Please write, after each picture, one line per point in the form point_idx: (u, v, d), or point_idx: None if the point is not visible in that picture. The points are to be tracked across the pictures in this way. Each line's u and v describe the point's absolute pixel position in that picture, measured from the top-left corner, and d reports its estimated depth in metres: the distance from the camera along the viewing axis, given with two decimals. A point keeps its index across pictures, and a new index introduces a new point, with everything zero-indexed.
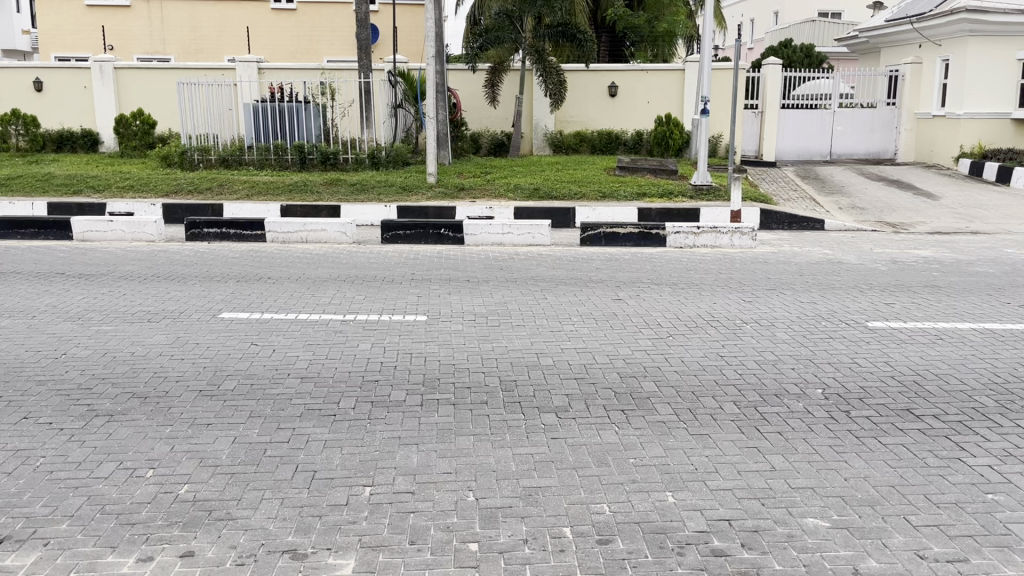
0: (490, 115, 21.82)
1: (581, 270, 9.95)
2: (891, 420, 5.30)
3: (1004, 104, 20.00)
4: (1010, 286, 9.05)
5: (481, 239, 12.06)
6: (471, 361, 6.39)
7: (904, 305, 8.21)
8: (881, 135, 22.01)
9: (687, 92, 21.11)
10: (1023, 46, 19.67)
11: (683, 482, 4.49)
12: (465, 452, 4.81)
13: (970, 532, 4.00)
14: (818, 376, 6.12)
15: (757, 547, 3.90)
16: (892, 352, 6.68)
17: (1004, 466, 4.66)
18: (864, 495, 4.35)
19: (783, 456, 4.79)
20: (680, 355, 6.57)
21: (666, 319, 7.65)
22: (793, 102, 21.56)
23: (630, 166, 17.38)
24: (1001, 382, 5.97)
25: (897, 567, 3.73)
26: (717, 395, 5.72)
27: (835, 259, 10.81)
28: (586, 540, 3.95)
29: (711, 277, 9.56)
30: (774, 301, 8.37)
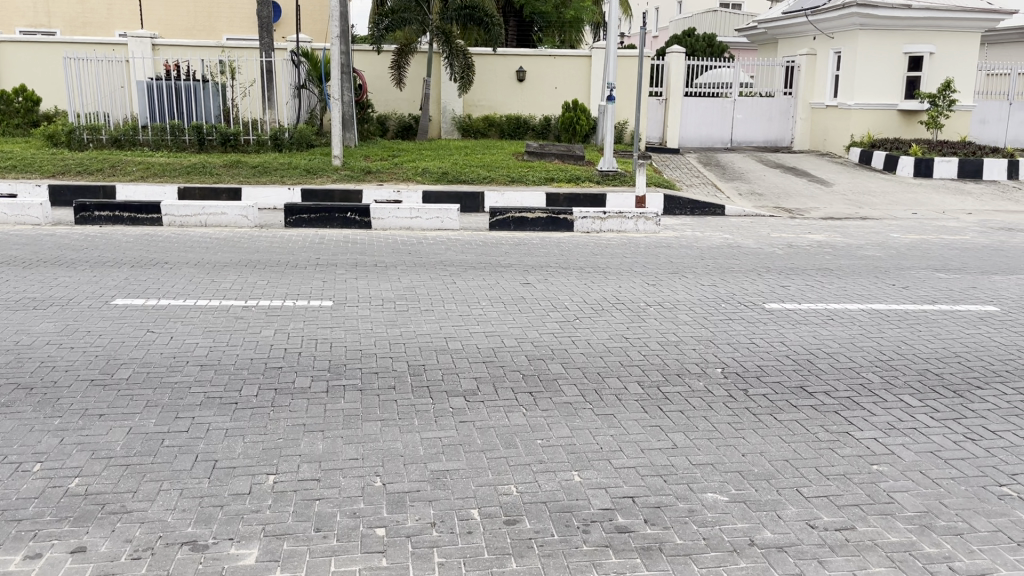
0: (398, 97, 21.55)
1: (489, 254, 9.97)
2: (785, 397, 5.52)
3: (891, 96, 20.98)
4: (896, 269, 9.53)
5: (388, 223, 11.93)
6: (379, 347, 6.32)
7: (798, 288, 8.53)
8: (778, 123, 22.81)
9: (593, 78, 21.34)
10: (909, 40, 20.64)
11: (588, 461, 4.57)
12: (372, 437, 4.77)
13: (857, 501, 4.21)
14: (718, 356, 6.32)
15: (659, 522, 4.00)
16: (787, 332, 6.96)
17: (888, 439, 4.92)
18: (760, 470, 4.52)
19: (684, 433, 4.93)
20: (586, 337, 6.67)
21: (573, 303, 7.74)
22: (696, 90, 22.06)
23: (539, 152, 17.50)
24: (886, 360, 6.30)
25: (789, 537, 3.89)
26: (622, 375, 5.84)
27: (735, 243, 11.14)
28: (493, 521, 3.97)
29: (616, 261, 9.73)
30: (677, 284, 8.57)
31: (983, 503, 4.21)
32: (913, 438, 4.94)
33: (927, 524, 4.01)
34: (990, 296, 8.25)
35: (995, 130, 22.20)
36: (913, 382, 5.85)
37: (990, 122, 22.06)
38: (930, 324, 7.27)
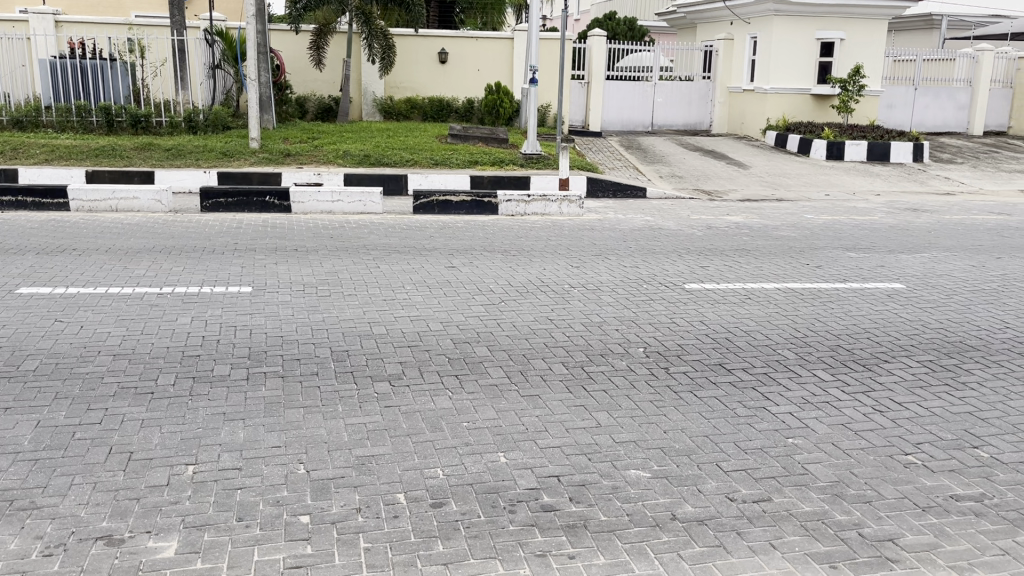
0: (317, 78, 21.13)
1: (413, 238, 9.89)
2: (705, 375, 5.66)
3: (805, 80, 21.60)
4: (810, 248, 9.84)
5: (309, 207, 11.72)
6: (300, 333, 6.21)
7: (717, 268, 8.73)
8: (697, 107, 23.23)
9: (516, 61, 21.30)
10: (821, 26, 21.27)
11: (514, 442, 4.60)
12: (296, 425, 4.69)
13: (773, 474, 4.35)
14: (640, 335, 6.43)
15: (583, 500, 4.06)
16: (707, 312, 7.12)
17: (803, 413, 5.09)
18: (681, 446, 4.62)
19: (608, 412, 5.00)
20: (511, 320, 6.69)
21: (498, 286, 7.75)
22: (617, 73, 22.27)
23: (463, 134, 17.43)
24: (800, 336, 6.51)
25: (709, 510, 4.00)
26: (547, 356, 5.89)
27: (656, 225, 11.32)
28: (419, 505, 3.97)
29: (540, 244, 9.77)
30: (600, 266, 8.66)
31: (891, 471, 4.40)
32: (825, 411, 5.13)
33: (838, 494, 4.17)
34: (897, 274, 8.59)
35: (902, 114, 23.00)
36: (825, 357, 6.07)
37: (898, 107, 22.83)
38: (841, 301, 7.54)
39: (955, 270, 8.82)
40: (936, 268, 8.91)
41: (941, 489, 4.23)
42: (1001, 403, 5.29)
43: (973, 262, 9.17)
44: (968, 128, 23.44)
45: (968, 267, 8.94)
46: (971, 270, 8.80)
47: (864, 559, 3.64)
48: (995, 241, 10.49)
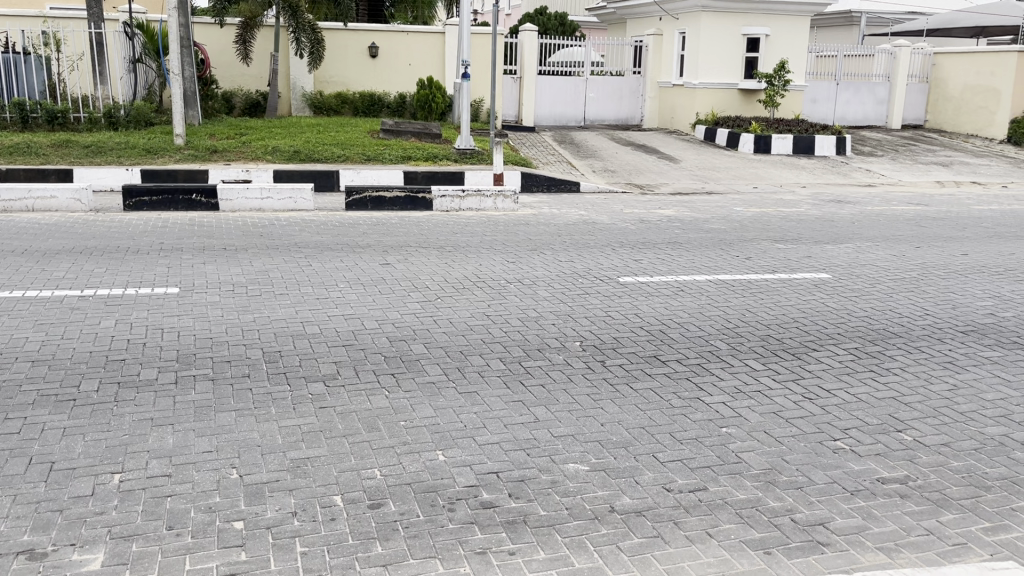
0: (244, 72, 20.67)
1: (346, 235, 9.75)
2: (640, 367, 5.72)
3: (732, 75, 22.02)
4: (739, 240, 10.04)
5: (237, 205, 11.47)
6: (231, 334, 6.06)
7: (650, 261, 8.83)
8: (629, 102, 23.47)
9: (447, 56, 21.18)
10: (747, 22, 21.72)
11: (452, 439, 4.57)
12: (227, 429, 4.57)
13: (708, 463, 4.42)
14: (576, 329, 6.47)
15: (523, 496, 4.06)
16: (641, 304, 7.20)
17: (736, 402, 5.19)
18: (619, 438, 4.66)
19: (545, 407, 5.01)
20: (447, 316, 6.65)
21: (434, 282, 7.70)
22: (549, 68, 22.36)
23: (395, 129, 17.27)
24: (732, 327, 6.63)
25: (647, 501, 4.04)
26: (484, 353, 5.87)
27: (590, 219, 11.40)
28: (356, 506, 3.91)
29: (476, 239, 9.73)
30: (536, 261, 8.69)
31: (821, 457, 4.52)
32: (757, 400, 5.23)
33: (771, 481, 4.26)
34: (823, 264, 8.82)
35: (825, 108, 23.63)
36: (756, 347, 6.20)
37: (821, 101, 23.44)
38: (771, 292, 7.71)
39: (877, 260, 9.09)
40: (859, 258, 9.17)
41: (868, 473, 4.36)
42: (923, 387, 5.48)
43: (895, 252, 9.47)
44: (888, 122, 24.23)
45: (889, 257, 9.23)
46: (892, 259, 9.09)
47: (797, 544, 3.72)
48: (914, 231, 10.86)
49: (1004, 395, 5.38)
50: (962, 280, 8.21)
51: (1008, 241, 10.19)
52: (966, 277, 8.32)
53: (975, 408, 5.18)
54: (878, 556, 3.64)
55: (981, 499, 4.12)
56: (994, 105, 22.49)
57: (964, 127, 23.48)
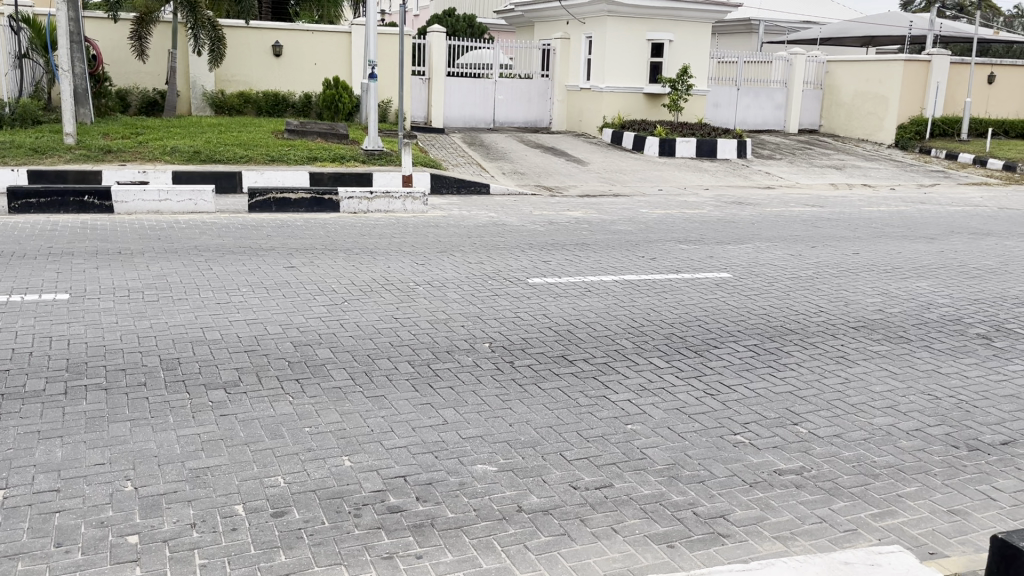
0: (140, 69, 19.94)
1: (249, 238, 9.52)
2: (548, 366, 5.78)
3: (637, 80, 22.48)
4: (644, 241, 10.25)
5: (133, 207, 11.06)
6: (125, 341, 5.82)
7: (558, 262, 8.94)
8: (537, 104, 23.70)
9: (354, 56, 20.92)
10: (651, 28, 22.22)
11: (359, 444, 4.51)
12: (121, 440, 4.40)
13: (613, 460, 4.50)
14: (485, 330, 6.48)
15: (431, 498, 4.04)
16: (549, 305, 7.27)
17: (641, 399, 5.29)
18: (526, 438, 4.69)
19: (454, 409, 5.00)
20: (354, 319, 6.56)
21: (340, 285, 7.58)
22: (458, 70, 22.37)
23: (300, 130, 16.96)
24: (637, 326, 6.76)
25: (554, 500, 4.08)
26: (392, 356, 5.82)
27: (499, 221, 11.44)
28: (259, 515, 3.82)
29: (385, 241, 9.65)
30: (445, 263, 8.67)
31: (721, 451, 4.65)
32: (661, 397, 5.35)
33: (674, 475, 4.36)
34: (724, 264, 9.11)
35: (727, 113, 24.38)
36: (660, 345, 6.34)
37: (722, 106, 24.17)
38: (674, 291, 7.91)
39: (775, 259, 9.44)
40: (757, 257, 9.50)
41: (766, 465, 4.51)
42: (816, 381, 5.72)
43: (791, 251, 9.85)
44: (785, 126, 25.16)
45: (786, 256, 9.58)
46: (789, 259, 9.44)
47: (699, 536, 3.82)
48: (809, 231, 11.31)
49: (890, 386, 5.66)
50: (853, 278, 8.59)
51: (895, 240, 10.72)
52: (857, 276, 8.70)
53: (865, 400, 5.42)
54: (776, 544, 3.77)
55: (870, 487, 4.32)
56: (882, 111, 23.61)
57: (854, 132, 24.57)
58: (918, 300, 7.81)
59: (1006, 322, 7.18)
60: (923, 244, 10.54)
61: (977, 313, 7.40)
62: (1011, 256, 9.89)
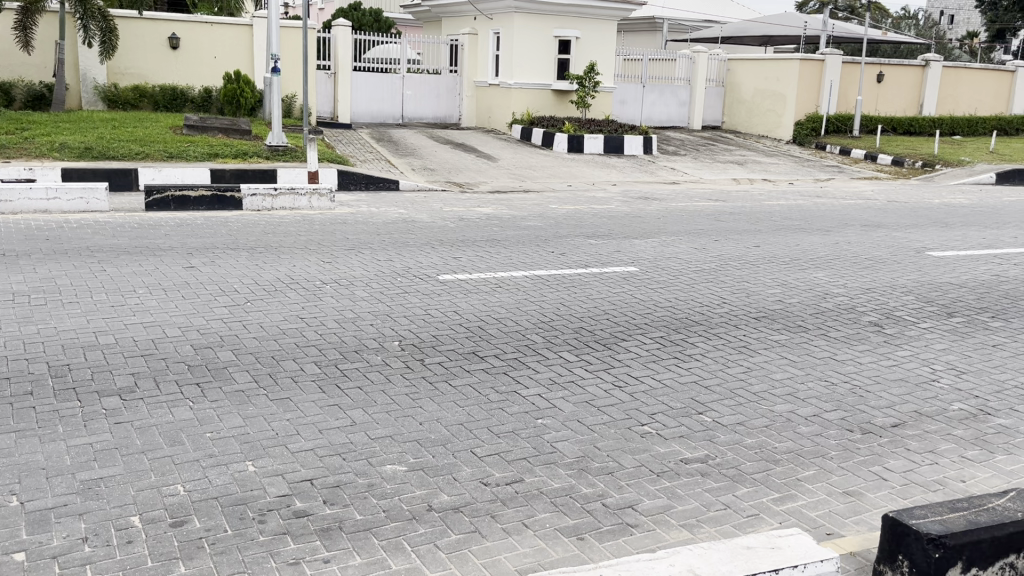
0: (25, 62, 18.95)
1: (147, 237, 9.15)
2: (458, 363, 5.75)
3: (545, 76, 22.64)
4: (554, 237, 10.32)
5: (18, 205, 10.50)
6: (10, 349, 5.51)
7: (468, 258, 8.91)
8: (446, 100, 23.63)
9: (255, 50, 20.36)
10: (558, 25, 22.41)
11: (263, 449, 4.39)
12: (5, 453, 4.16)
13: (524, 455, 4.50)
14: (394, 328, 6.40)
15: (338, 501, 3.96)
16: (460, 301, 7.23)
17: (550, 393, 5.32)
18: (437, 436, 4.65)
19: (363, 409, 4.92)
20: (257, 321, 6.39)
21: (243, 286, 7.35)
22: (364, 65, 22.08)
23: (200, 125, 16.42)
24: (547, 321, 6.80)
25: (465, 497, 4.06)
26: (298, 357, 5.68)
27: (409, 218, 11.33)
28: (157, 525, 3.67)
29: (290, 239, 9.43)
30: (352, 261, 8.52)
31: (629, 442, 4.72)
32: (570, 391, 5.39)
33: (584, 468, 4.40)
34: (631, 258, 9.26)
35: (633, 110, 24.81)
36: (570, 339, 6.39)
37: (629, 103, 24.59)
38: (583, 285, 8.00)
39: (680, 252, 9.64)
40: (663, 251, 9.69)
41: (672, 455, 4.60)
42: (720, 370, 5.87)
43: (696, 245, 10.09)
44: (689, 123, 25.77)
45: (691, 250, 9.80)
46: (693, 252, 9.67)
47: (608, 528, 3.86)
48: (712, 225, 11.61)
49: (790, 373, 5.87)
50: (754, 270, 8.85)
51: (794, 233, 11.10)
52: (757, 268, 8.96)
53: (766, 387, 5.60)
54: (682, 532, 3.84)
55: (772, 472, 4.46)
56: (781, 108, 24.37)
57: (755, 128, 25.27)
58: (814, 290, 8.10)
59: (895, 310, 7.53)
60: (819, 236, 10.94)
61: (870, 302, 7.73)
62: (900, 247, 10.38)
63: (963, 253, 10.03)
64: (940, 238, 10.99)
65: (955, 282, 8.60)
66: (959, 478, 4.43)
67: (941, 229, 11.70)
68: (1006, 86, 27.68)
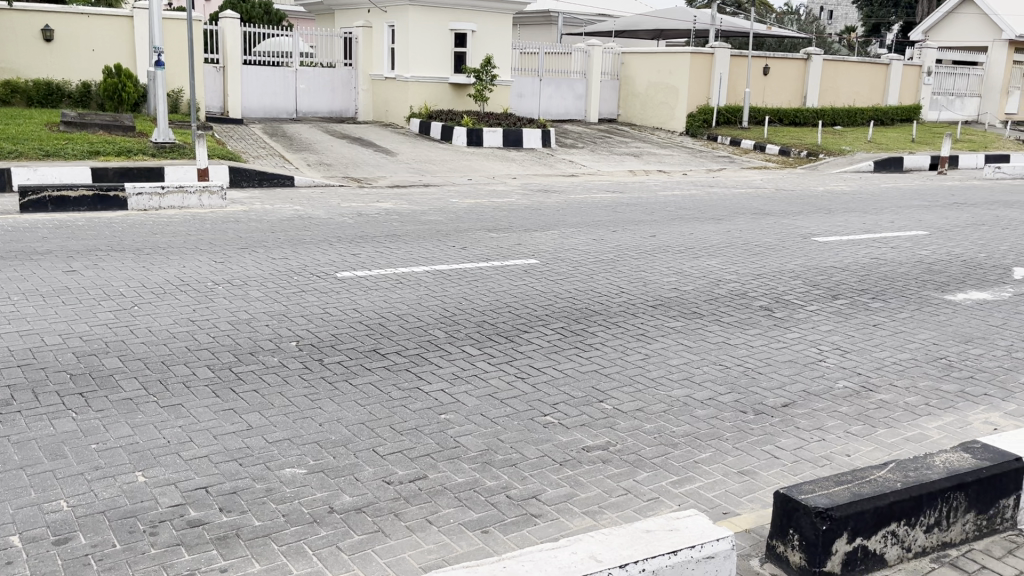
0: None
1: (22, 241, 8.65)
2: (359, 362, 5.65)
3: (442, 70, 22.51)
4: (455, 231, 10.29)
5: None
6: None
7: (368, 255, 8.79)
8: (342, 94, 23.28)
9: (137, 43, 19.48)
10: (454, 18, 22.32)
11: (154, 458, 4.21)
12: None
13: (428, 451, 4.47)
14: (291, 329, 6.24)
15: (235, 508, 3.84)
16: (359, 299, 7.12)
17: (453, 388, 5.30)
18: (338, 436, 4.57)
19: (258, 413, 4.78)
20: (146, 325, 6.12)
21: (129, 289, 7.04)
22: (255, 58, 21.51)
23: (79, 122, 15.69)
24: (449, 316, 6.76)
25: (367, 497, 4.00)
26: (189, 361, 5.48)
27: (305, 214, 11.10)
28: (38, 544, 3.48)
29: (178, 239, 9.08)
30: (246, 260, 8.27)
31: (532, 433, 4.75)
32: (473, 384, 5.39)
33: (488, 461, 4.40)
34: (532, 250, 9.32)
35: (530, 103, 24.98)
36: (472, 333, 6.39)
37: (526, 96, 24.76)
38: (484, 279, 8.00)
39: (579, 244, 9.78)
40: (563, 243, 9.80)
41: (574, 443, 4.65)
42: (619, 358, 5.98)
43: (595, 236, 10.24)
44: (586, 115, 26.03)
45: (590, 241, 9.95)
46: (592, 243, 9.81)
47: (512, 519, 3.87)
48: (610, 216, 11.81)
49: (686, 358, 6.03)
50: (651, 259, 9.05)
51: (688, 222, 11.40)
52: (654, 257, 9.16)
53: (664, 373, 5.74)
54: (584, 520, 3.89)
55: (670, 456, 4.56)
56: (674, 101, 24.99)
57: (649, 121, 25.85)
58: (708, 277, 8.33)
59: (784, 294, 7.82)
60: (712, 225, 11.27)
61: (761, 287, 8.01)
62: (788, 234, 10.80)
63: (845, 238, 10.52)
64: (825, 225, 11.48)
65: (838, 265, 9.01)
66: (844, 453, 4.65)
67: (825, 216, 12.24)
68: (882, 78, 29.13)
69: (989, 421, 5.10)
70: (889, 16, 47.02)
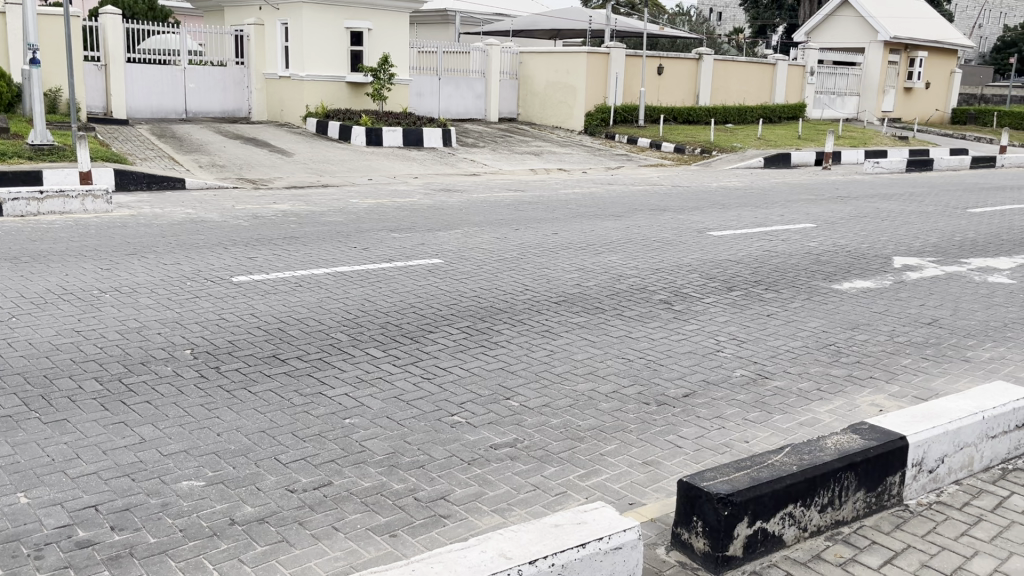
0: None
1: None
2: (258, 368, 5.49)
3: (339, 69, 22.18)
4: (356, 232, 10.12)
5: None
6: None
7: (265, 258, 8.54)
8: (234, 93, 22.63)
9: (9, 40, 18.40)
10: (349, 16, 21.96)
11: (37, 477, 3.97)
12: None
13: (332, 457, 4.37)
14: (185, 337, 6.00)
15: (128, 526, 3.66)
16: (256, 304, 6.91)
17: (357, 392, 5.21)
18: (237, 446, 4.41)
19: (152, 425, 4.57)
20: (25, 337, 5.77)
21: (6, 300, 6.62)
22: (139, 56, 20.62)
23: None
24: (352, 319, 6.64)
25: (270, 506, 3.88)
26: (75, 374, 5.19)
27: (197, 217, 10.71)
28: None
29: (60, 246, 8.62)
30: (135, 267, 7.90)
31: (439, 433, 4.71)
32: (378, 387, 5.30)
33: (394, 463, 4.34)
34: (434, 250, 9.26)
35: (429, 102, 24.87)
36: (376, 335, 6.29)
37: (425, 95, 24.64)
38: (387, 280, 7.89)
39: (483, 242, 9.78)
40: (467, 242, 9.78)
41: (482, 442, 4.64)
42: (524, 355, 6.00)
43: (498, 235, 10.27)
44: (486, 115, 26.09)
45: (493, 239, 9.97)
46: (495, 242, 9.82)
47: (420, 521, 3.83)
48: (512, 214, 11.86)
49: (590, 353, 6.11)
50: (553, 256, 9.13)
51: (588, 219, 11.56)
52: (556, 254, 9.25)
53: (568, 368, 5.80)
54: (493, 517, 3.89)
55: (576, 449, 4.61)
56: (572, 99, 25.33)
57: (548, 119, 26.13)
58: (609, 273, 8.46)
59: (682, 288, 8.01)
60: (611, 222, 11.46)
61: (660, 282, 8.18)
62: (684, 228, 11.10)
63: (739, 232, 10.88)
64: (719, 219, 11.84)
65: (732, 258, 9.30)
66: (743, 439, 4.80)
67: (720, 211, 12.62)
68: (768, 78, 30.28)
69: (875, 403, 5.36)
70: (774, 18, 48.74)
